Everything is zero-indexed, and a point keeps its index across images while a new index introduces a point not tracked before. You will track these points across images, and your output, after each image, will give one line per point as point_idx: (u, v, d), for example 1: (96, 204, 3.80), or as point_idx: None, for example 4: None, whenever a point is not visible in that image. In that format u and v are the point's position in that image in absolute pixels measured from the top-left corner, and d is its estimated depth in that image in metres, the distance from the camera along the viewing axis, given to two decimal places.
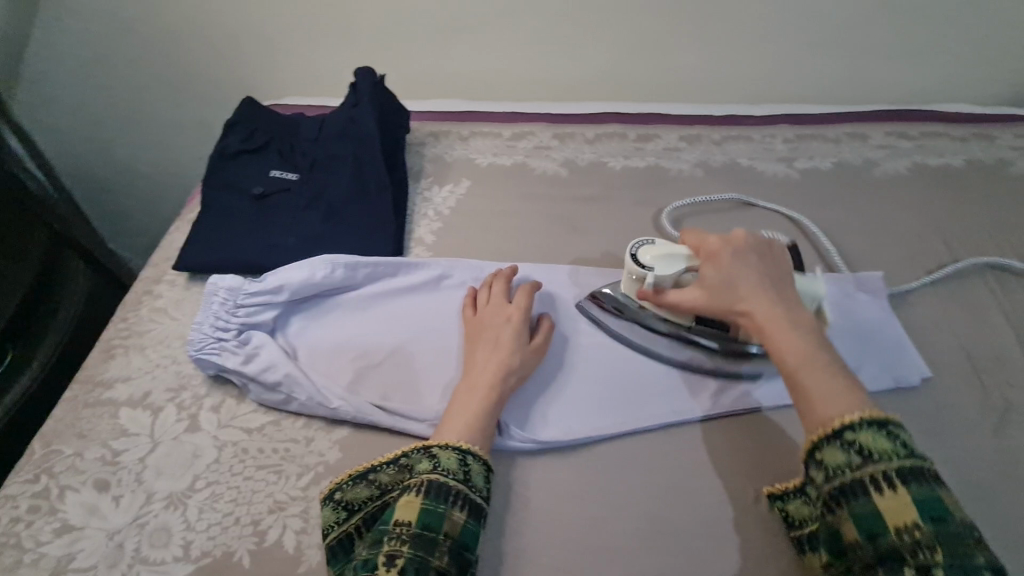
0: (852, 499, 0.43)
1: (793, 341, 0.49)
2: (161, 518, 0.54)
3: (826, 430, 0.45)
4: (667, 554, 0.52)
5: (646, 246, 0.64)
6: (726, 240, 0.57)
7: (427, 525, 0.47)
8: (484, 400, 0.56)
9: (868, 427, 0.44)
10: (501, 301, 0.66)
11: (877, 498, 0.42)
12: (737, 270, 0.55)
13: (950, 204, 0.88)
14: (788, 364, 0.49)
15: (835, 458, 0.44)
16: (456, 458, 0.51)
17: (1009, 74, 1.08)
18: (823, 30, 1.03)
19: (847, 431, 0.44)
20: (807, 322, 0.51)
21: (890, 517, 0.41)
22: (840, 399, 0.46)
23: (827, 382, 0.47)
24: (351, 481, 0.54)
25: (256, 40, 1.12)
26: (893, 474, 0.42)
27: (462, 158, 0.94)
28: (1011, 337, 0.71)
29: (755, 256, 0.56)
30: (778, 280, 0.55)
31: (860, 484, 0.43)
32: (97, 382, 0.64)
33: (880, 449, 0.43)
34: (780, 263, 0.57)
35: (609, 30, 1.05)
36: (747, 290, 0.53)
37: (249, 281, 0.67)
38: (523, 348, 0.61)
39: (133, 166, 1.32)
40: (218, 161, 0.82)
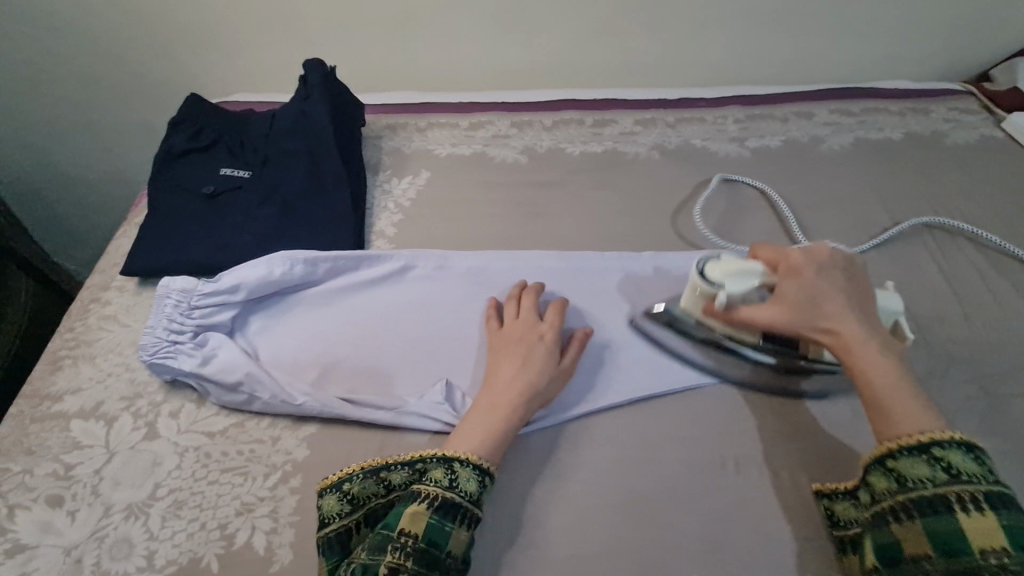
0: (933, 514, 0.45)
1: (876, 361, 0.51)
2: (121, 529, 0.52)
3: (909, 445, 0.47)
4: (636, 524, 0.55)
5: (712, 261, 0.61)
6: (808, 252, 0.58)
7: (433, 541, 0.48)
8: (503, 419, 0.55)
9: (954, 446, 0.46)
10: (531, 319, 0.64)
11: (963, 517, 0.44)
12: (822, 287, 0.55)
13: (891, 174, 0.92)
14: (865, 380, 0.51)
15: (921, 471, 0.46)
16: (476, 480, 0.51)
17: (942, 51, 1.13)
18: (767, 12, 1.06)
19: (934, 447, 0.46)
20: (889, 346, 0.53)
21: (976, 538, 0.43)
22: (915, 416, 0.48)
23: (910, 404, 0.49)
24: (362, 475, 0.53)
25: (199, 36, 1.08)
26: (982, 497, 0.44)
27: (421, 149, 0.93)
28: (951, 297, 0.75)
29: (838, 273, 0.57)
30: (859, 299, 0.56)
31: (944, 501, 0.45)
32: (44, 396, 0.61)
33: (971, 472, 0.45)
34: (863, 282, 0.57)
35: (562, 18, 1.05)
36: (833, 309, 0.54)
37: (203, 282, 0.65)
38: (552, 369, 0.60)
39: (74, 172, 1.26)
40: (164, 161, 0.79)
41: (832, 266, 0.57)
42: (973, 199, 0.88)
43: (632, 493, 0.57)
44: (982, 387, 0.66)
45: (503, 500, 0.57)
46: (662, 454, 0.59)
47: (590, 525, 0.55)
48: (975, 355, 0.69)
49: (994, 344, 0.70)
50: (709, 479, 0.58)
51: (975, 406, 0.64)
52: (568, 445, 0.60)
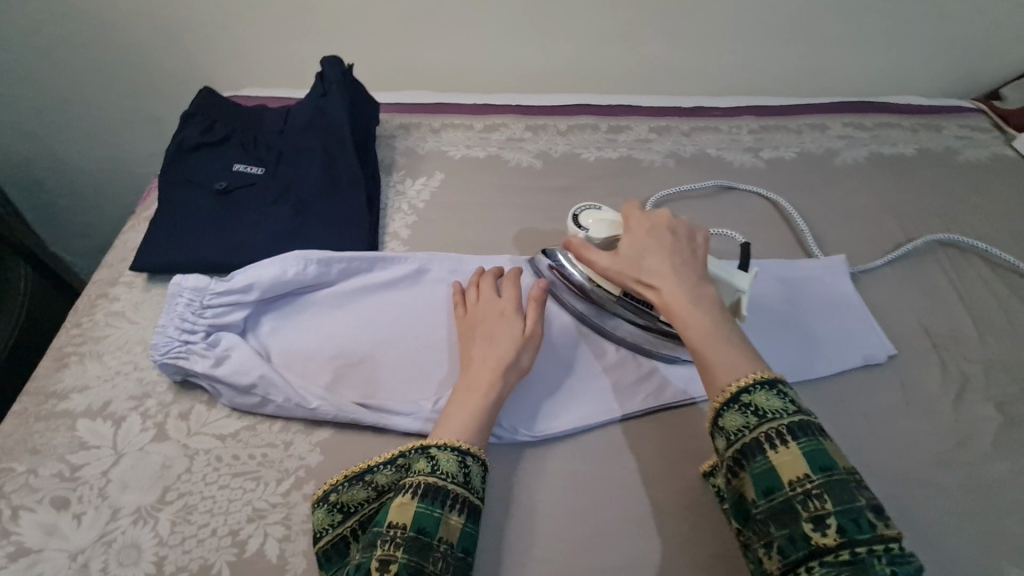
0: (752, 459, 0.45)
1: (694, 316, 0.51)
2: (130, 534, 0.51)
3: (724, 396, 0.48)
4: (654, 539, 0.54)
5: (591, 212, 0.68)
6: (641, 219, 0.60)
7: (423, 528, 0.46)
8: (483, 399, 0.55)
9: (759, 389, 0.47)
10: (491, 297, 0.64)
11: (773, 455, 0.45)
12: (650, 246, 0.57)
13: (904, 189, 0.92)
14: (687, 335, 0.51)
15: (734, 421, 0.47)
16: (455, 460, 0.50)
17: (953, 68, 1.14)
18: (784, 24, 1.06)
19: (744, 394, 0.47)
20: (710, 300, 0.53)
21: (785, 471, 0.44)
22: (727, 365, 0.49)
23: (724, 354, 0.49)
24: (347, 482, 0.52)
25: (211, 28, 1.06)
26: (785, 431, 0.45)
27: (435, 150, 0.92)
28: (964, 315, 0.75)
29: (670, 235, 0.58)
30: (692, 260, 0.57)
31: (756, 445, 0.45)
32: (50, 394, 0.60)
33: (772, 408, 0.46)
34: (699, 243, 0.59)
35: (578, 22, 1.05)
36: (657, 269, 0.55)
37: (216, 281, 0.64)
38: (517, 339, 0.59)
39: (77, 162, 1.24)
40: (175, 155, 0.77)
41: (664, 228, 0.58)
42: (984, 217, 0.89)
43: (649, 507, 0.56)
44: (997, 406, 0.66)
45: (520, 511, 0.56)
46: (677, 468, 0.59)
47: (607, 538, 0.54)
48: (988, 373, 0.69)
49: (1008, 364, 0.70)
50: None
51: (989, 425, 0.64)
52: (585, 455, 0.60)
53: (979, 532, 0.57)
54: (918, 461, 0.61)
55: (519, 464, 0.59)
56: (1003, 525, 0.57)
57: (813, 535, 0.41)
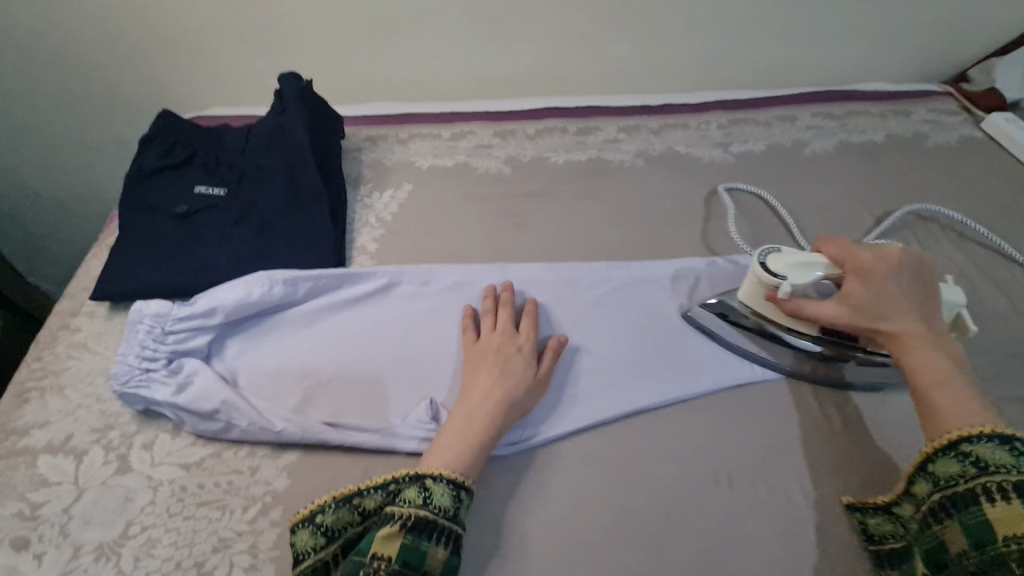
0: (964, 509, 0.46)
1: (926, 357, 0.51)
2: (92, 572, 0.50)
3: (944, 440, 0.48)
4: (631, 547, 0.53)
5: (773, 254, 0.62)
6: (879, 253, 0.56)
7: (408, 562, 0.46)
8: (482, 431, 0.54)
9: (986, 440, 0.46)
10: (508, 330, 0.64)
11: (990, 508, 0.44)
12: (890, 285, 0.54)
13: (874, 176, 0.92)
14: (919, 378, 0.51)
15: (949, 468, 0.47)
16: (450, 494, 0.50)
17: (920, 53, 1.14)
18: (747, 17, 1.06)
19: (965, 442, 0.47)
20: (947, 344, 0.52)
21: (1003, 526, 0.43)
22: (966, 416, 0.48)
23: (957, 401, 0.49)
24: (334, 504, 0.51)
25: (173, 50, 1.05)
26: (1009, 487, 0.44)
27: (402, 161, 0.91)
28: None
29: (910, 273, 0.55)
30: (924, 297, 0.55)
31: (971, 494, 0.46)
32: (10, 431, 0.59)
33: (997, 462, 0.45)
34: (935, 282, 0.56)
35: (542, 26, 1.04)
36: (896, 309, 0.54)
37: (178, 305, 0.63)
38: (529, 380, 0.59)
39: (45, 190, 1.23)
40: (135, 180, 0.76)
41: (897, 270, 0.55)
42: (956, 200, 0.89)
43: (626, 514, 0.55)
44: None
45: (495, 524, 0.55)
46: (652, 473, 0.58)
47: (584, 549, 0.53)
48: (964, 359, 0.69)
49: (983, 348, 0.70)
50: (703, 497, 0.56)
51: None
52: (561, 464, 0.59)
53: None
54: None
55: (492, 478, 0.58)
56: None
57: None
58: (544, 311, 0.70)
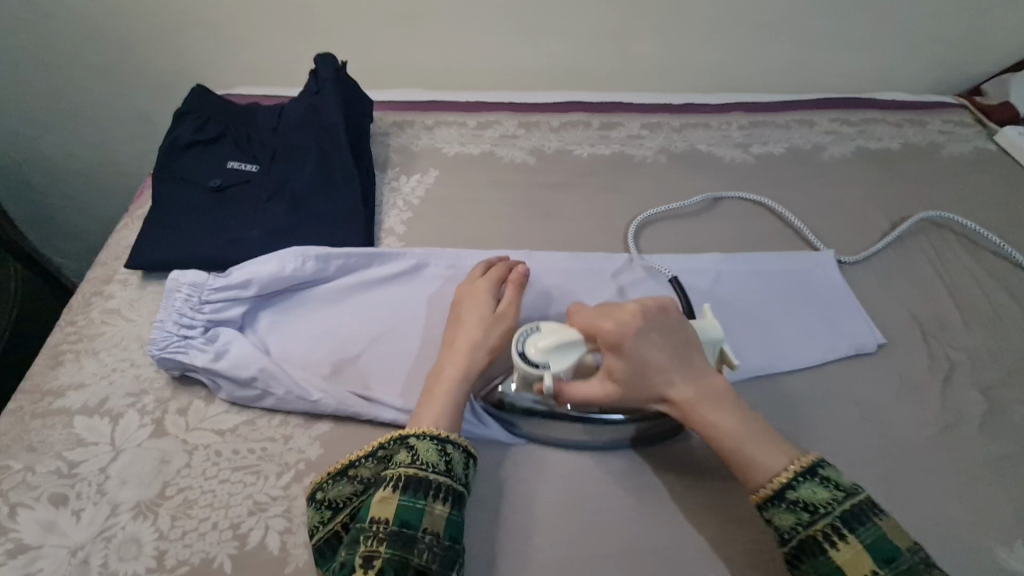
0: (812, 558, 0.46)
1: (717, 417, 0.52)
2: (129, 529, 0.51)
3: (764, 495, 0.49)
4: (651, 525, 0.55)
5: (532, 337, 0.55)
6: (618, 321, 0.54)
7: (406, 521, 0.47)
8: (447, 382, 0.55)
9: (803, 482, 0.48)
10: (467, 283, 0.65)
11: (835, 553, 0.46)
12: (648, 353, 0.53)
13: (889, 182, 0.94)
14: (716, 441, 0.52)
15: (787, 520, 0.48)
16: (435, 449, 0.51)
17: (937, 65, 1.17)
18: (771, 22, 1.08)
19: (788, 491, 0.48)
20: (726, 391, 0.54)
21: (851, 570, 0.45)
22: (762, 465, 0.50)
23: (757, 454, 0.50)
24: (333, 479, 0.52)
25: (203, 28, 1.06)
26: (840, 523, 0.46)
27: (429, 147, 0.93)
28: (950, 304, 0.77)
29: (655, 329, 0.54)
30: (686, 348, 0.55)
31: (815, 543, 0.46)
32: (46, 391, 0.60)
33: (819, 500, 0.48)
34: (682, 326, 0.56)
35: (570, 20, 1.06)
36: (664, 375, 0.53)
37: (214, 276, 0.64)
38: (484, 320, 0.60)
39: (67, 163, 1.23)
40: (169, 153, 0.77)
41: (649, 332, 0.54)
42: (969, 209, 0.91)
43: (644, 496, 0.57)
44: (982, 391, 0.68)
45: (522, 500, 0.56)
46: (673, 457, 0.59)
47: (605, 526, 0.55)
48: (974, 360, 0.71)
49: (992, 351, 0.72)
50: (723, 481, 0.58)
51: (974, 411, 0.66)
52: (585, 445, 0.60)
53: (964, 516, 0.58)
54: (903, 446, 0.63)
55: (518, 457, 0.59)
56: (986, 506, 0.59)
57: None
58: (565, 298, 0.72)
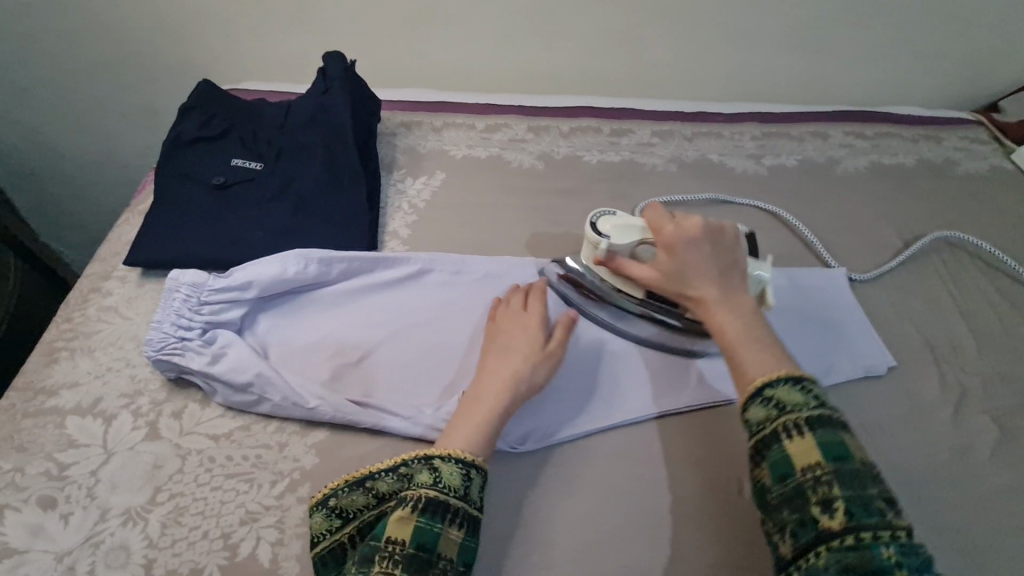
0: (767, 447, 0.46)
1: (729, 319, 0.53)
2: (118, 536, 0.50)
3: (748, 389, 0.48)
4: (654, 547, 0.53)
5: (607, 216, 0.66)
6: (679, 225, 0.58)
7: (422, 545, 0.45)
8: (491, 411, 0.54)
9: (782, 382, 0.47)
10: (516, 311, 0.63)
11: (789, 444, 0.45)
12: (692, 254, 0.56)
13: (903, 199, 0.93)
14: (721, 338, 0.53)
15: (756, 412, 0.47)
16: (459, 473, 0.49)
17: (955, 80, 1.15)
18: (788, 32, 1.06)
19: (766, 388, 0.48)
20: (748, 307, 0.54)
21: (799, 459, 0.44)
22: (755, 366, 0.49)
23: (755, 356, 0.50)
24: (347, 488, 0.51)
25: (211, 21, 1.04)
26: (803, 422, 0.45)
27: (436, 149, 0.91)
28: (963, 327, 0.75)
29: (708, 238, 0.57)
30: (728, 263, 0.57)
31: (773, 433, 0.46)
32: (38, 390, 0.58)
33: (793, 401, 0.47)
34: (733, 246, 0.58)
35: (583, 24, 1.04)
36: (700, 277, 0.55)
37: (214, 276, 0.63)
38: (534, 354, 0.58)
39: (70, 153, 1.22)
40: (172, 149, 0.76)
41: (701, 235, 0.57)
42: (984, 229, 0.89)
43: (647, 516, 0.55)
44: (994, 418, 0.66)
45: (519, 517, 0.55)
46: (677, 477, 0.58)
47: (607, 547, 0.53)
48: (986, 386, 0.69)
49: (1005, 376, 0.70)
50: (728, 503, 0.56)
51: (986, 439, 0.65)
52: (586, 461, 0.59)
53: (972, 549, 0.57)
54: (911, 473, 0.62)
55: (517, 471, 0.58)
56: (997, 538, 0.58)
57: (822, 519, 0.41)
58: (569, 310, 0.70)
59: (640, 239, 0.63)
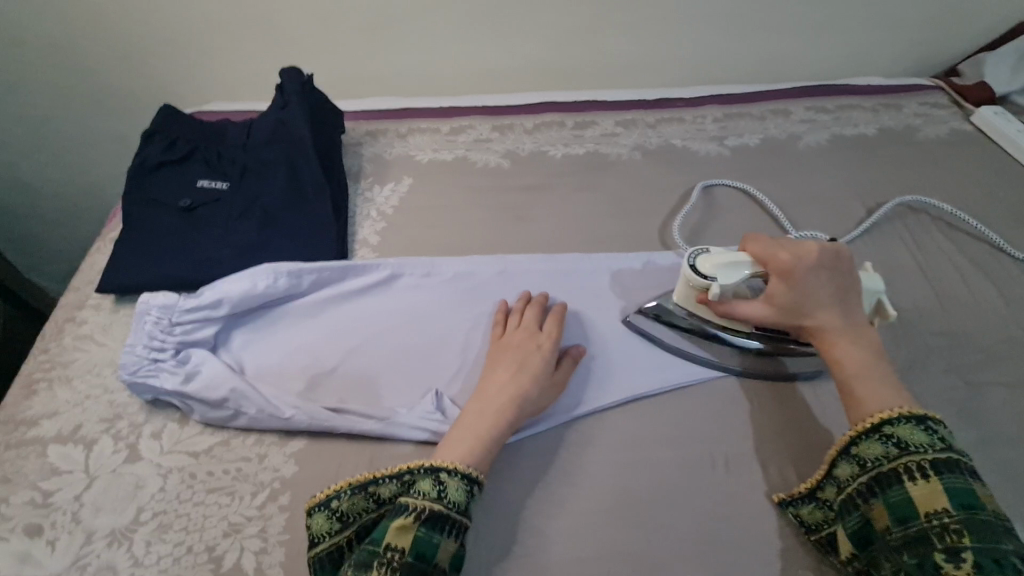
0: (887, 488, 0.47)
1: (851, 354, 0.54)
2: (104, 557, 0.51)
3: (866, 425, 0.50)
4: (633, 527, 0.54)
5: (702, 255, 0.62)
6: (796, 248, 0.58)
7: (421, 554, 0.47)
8: (494, 427, 0.55)
9: (905, 422, 0.48)
10: (531, 328, 0.64)
11: (911, 486, 0.46)
12: (812, 284, 0.56)
13: (866, 169, 0.94)
14: (840, 372, 0.54)
15: (874, 450, 0.49)
16: (464, 489, 0.50)
17: (912, 46, 1.16)
18: (742, 14, 1.08)
19: (887, 425, 0.49)
20: (868, 339, 0.55)
21: (921, 504, 0.45)
22: (879, 401, 0.51)
23: (878, 393, 0.51)
24: (349, 491, 0.52)
25: (172, 46, 1.05)
26: (928, 465, 0.47)
27: (402, 155, 0.92)
28: (926, 289, 0.77)
29: (826, 271, 0.57)
30: (847, 293, 0.57)
31: (894, 474, 0.47)
32: (18, 421, 0.60)
33: (916, 442, 0.48)
34: (853, 277, 0.58)
35: (540, 22, 1.06)
36: (819, 305, 0.56)
37: (184, 297, 0.64)
38: (545, 379, 0.60)
39: (44, 187, 1.23)
40: (138, 175, 0.77)
41: (817, 264, 0.56)
42: (945, 192, 0.91)
43: (626, 498, 0.56)
44: (959, 376, 0.68)
45: (497, 509, 0.56)
46: (652, 457, 0.59)
47: (586, 530, 0.54)
48: (952, 344, 0.71)
49: (970, 334, 0.72)
50: (702, 477, 0.58)
51: (953, 396, 0.66)
52: (562, 448, 0.60)
53: None
54: None
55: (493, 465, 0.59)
56: None
57: (947, 566, 0.42)
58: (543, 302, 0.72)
59: (750, 275, 0.59)
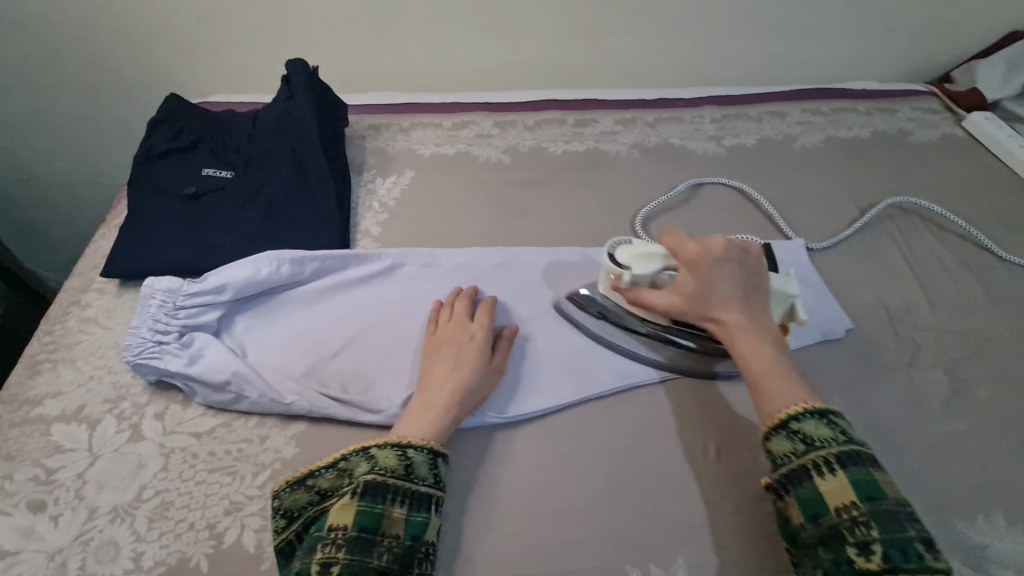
0: (798, 484, 0.48)
1: (756, 349, 0.54)
2: (106, 533, 0.52)
3: (775, 421, 0.51)
4: (627, 512, 0.56)
5: (624, 246, 0.64)
6: (704, 245, 0.59)
7: (364, 527, 0.47)
8: (440, 419, 0.55)
9: (809, 417, 0.50)
10: (462, 320, 0.65)
11: (820, 481, 0.47)
12: (718, 277, 0.57)
13: (859, 170, 0.96)
14: (745, 366, 0.54)
15: (782, 446, 0.50)
16: (395, 455, 0.51)
17: (908, 52, 1.18)
18: (741, 17, 1.10)
19: (792, 422, 0.50)
20: (771, 333, 0.56)
21: (832, 498, 0.47)
22: (780, 396, 0.51)
23: (781, 386, 0.52)
24: (289, 488, 0.51)
25: (178, 37, 1.06)
26: (832, 459, 0.48)
27: (405, 148, 0.94)
28: (915, 288, 0.78)
29: (733, 263, 0.58)
30: (751, 288, 0.58)
31: (803, 471, 0.48)
32: (22, 400, 0.60)
33: (820, 437, 0.49)
34: (757, 271, 0.59)
35: (542, 21, 1.07)
36: (725, 298, 0.57)
37: (189, 282, 0.65)
38: (482, 366, 0.61)
39: (47, 176, 1.24)
40: (144, 163, 0.78)
41: (723, 256, 0.58)
42: (936, 194, 0.93)
43: (619, 483, 0.58)
44: (947, 371, 0.70)
45: (493, 493, 0.57)
46: (644, 445, 0.60)
47: (579, 514, 0.55)
48: (940, 341, 0.72)
49: (958, 331, 0.73)
50: (693, 465, 0.59)
51: (940, 391, 0.68)
52: (558, 435, 0.61)
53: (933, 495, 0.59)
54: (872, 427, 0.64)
55: (489, 450, 0.60)
56: (951, 482, 0.61)
57: (858, 560, 0.44)
58: (540, 293, 0.73)
59: (664, 266, 0.62)
